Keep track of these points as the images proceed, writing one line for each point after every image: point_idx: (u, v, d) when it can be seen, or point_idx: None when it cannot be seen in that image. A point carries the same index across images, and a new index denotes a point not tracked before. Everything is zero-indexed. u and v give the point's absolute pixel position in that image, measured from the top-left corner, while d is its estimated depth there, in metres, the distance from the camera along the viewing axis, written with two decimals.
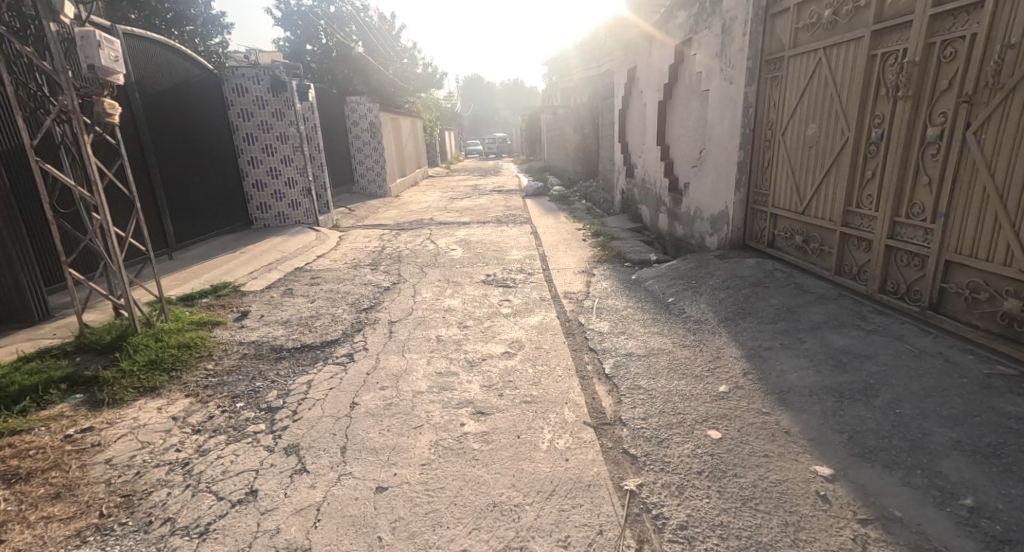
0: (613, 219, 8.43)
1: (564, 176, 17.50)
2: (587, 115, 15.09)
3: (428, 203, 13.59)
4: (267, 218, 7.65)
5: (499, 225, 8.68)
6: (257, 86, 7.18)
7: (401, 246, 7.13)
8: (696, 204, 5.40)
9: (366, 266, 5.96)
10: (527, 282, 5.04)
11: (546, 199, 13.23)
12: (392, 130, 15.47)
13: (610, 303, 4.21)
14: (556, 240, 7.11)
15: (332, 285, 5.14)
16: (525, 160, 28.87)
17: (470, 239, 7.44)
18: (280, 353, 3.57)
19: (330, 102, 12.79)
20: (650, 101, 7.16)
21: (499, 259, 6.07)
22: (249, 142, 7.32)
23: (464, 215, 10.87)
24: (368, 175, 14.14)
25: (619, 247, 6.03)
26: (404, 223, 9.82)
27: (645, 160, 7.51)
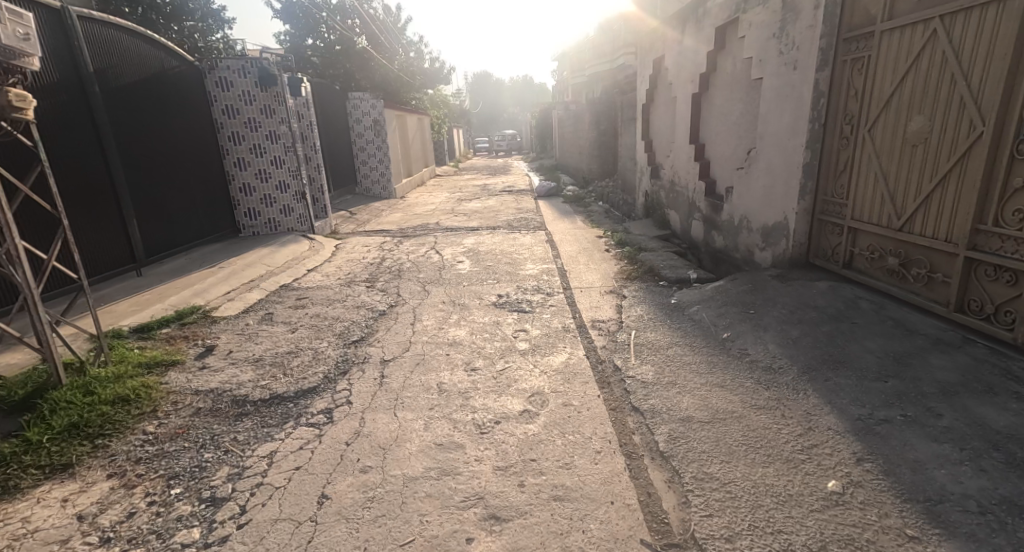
0: (636, 225, 7.68)
1: (578, 176, 16.70)
2: (603, 112, 14.29)
3: (435, 205, 12.90)
4: (257, 225, 6.97)
5: (511, 231, 7.95)
6: (243, 80, 6.50)
7: (404, 257, 6.45)
8: (742, 211, 4.67)
9: (363, 283, 5.29)
10: (546, 306, 4.33)
11: (560, 201, 12.48)
12: (397, 128, 14.76)
13: (649, 336, 3.47)
14: (575, 250, 6.37)
15: (320, 307, 4.45)
16: (536, 159, 28.05)
17: (480, 249, 6.73)
18: (242, 409, 2.83)
19: (331, 99, 12.08)
20: (679, 93, 6.41)
21: (511, 275, 5.36)
22: (236, 142, 6.64)
23: (472, 219, 10.16)
24: (372, 176, 13.45)
25: (648, 261, 5.28)
26: (409, 229, 9.12)
27: (673, 159, 6.77)
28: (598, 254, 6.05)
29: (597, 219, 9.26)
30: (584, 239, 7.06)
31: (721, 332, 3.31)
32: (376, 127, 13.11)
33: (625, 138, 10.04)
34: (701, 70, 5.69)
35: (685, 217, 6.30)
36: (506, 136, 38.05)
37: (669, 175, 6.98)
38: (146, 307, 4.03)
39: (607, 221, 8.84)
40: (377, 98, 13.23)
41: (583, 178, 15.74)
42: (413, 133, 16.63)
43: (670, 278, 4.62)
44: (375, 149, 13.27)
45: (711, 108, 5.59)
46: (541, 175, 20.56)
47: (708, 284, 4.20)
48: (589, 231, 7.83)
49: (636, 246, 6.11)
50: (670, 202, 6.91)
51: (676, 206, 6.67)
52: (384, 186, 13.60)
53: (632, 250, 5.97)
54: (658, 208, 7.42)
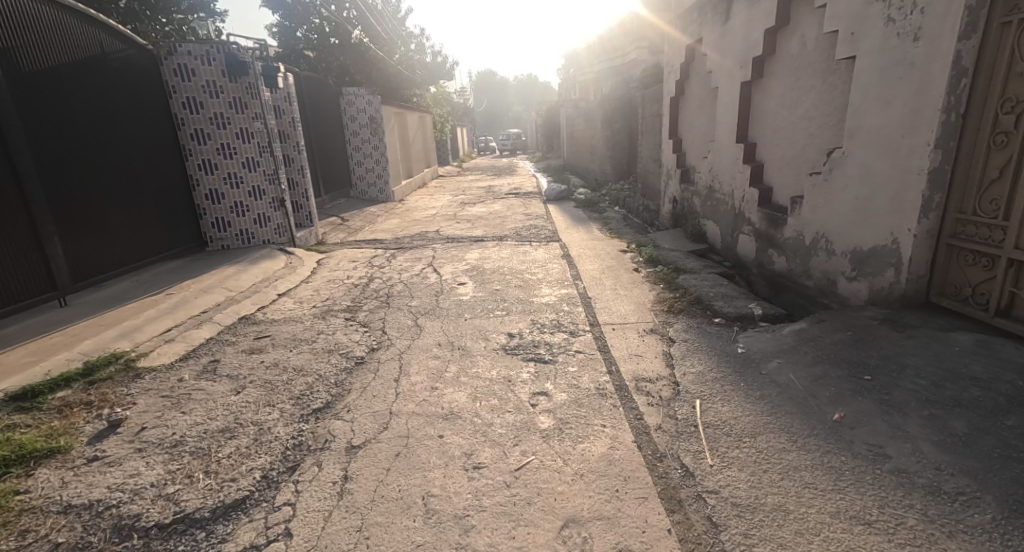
0: (663, 237, 6.71)
1: (589, 178, 15.72)
2: (617, 108, 13.30)
3: (436, 209, 11.96)
4: (227, 237, 6.02)
5: (521, 243, 7.00)
6: (208, 68, 5.54)
7: (396, 276, 5.52)
8: (816, 228, 3.74)
9: (344, 313, 4.37)
10: (571, 352, 3.39)
11: (571, 206, 11.51)
12: (396, 126, 13.82)
13: (726, 412, 2.50)
14: (597, 269, 5.40)
15: (285, 351, 3.51)
16: (543, 159, 27.10)
17: (486, 265, 5.78)
18: (121, 548, 1.88)
19: (323, 94, 11.13)
20: (721, 85, 5.46)
21: (525, 303, 4.41)
22: (200, 141, 5.66)
23: (475, 227, 9.21)
24: (368, 178, 12.51)
25: (693, 287, 4.31)
26: (405, 239, 8.19)
27: (711, 162, 5.83)
28: (627, 275, 5.09)
29: (615, 228, 8.29)
30: (605, 254, 6.10)
31: (828, 406, 2.34)
32: (372, 125, 12.16)
33: (645, 138, 9.08)
34: (751, 54, 4.74)
35: (731, 231, 5.33)
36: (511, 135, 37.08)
37: (705, 180, 6.02)
38: (46, 357, 3.06)
39: (627, 231, 7.87)
40: (374, 93, 12.28)
41: (594, 180, 14.78)
42: (413, 132, 15.67)
43: (728, 314, 3.66)
44: (371, 148, 12.31)
45: (769, 100, 4.66)
46: (548, 176, 19.59)
47: (787, 324, 3.21)
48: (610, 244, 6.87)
49: (672, 264, 5.15)
50: (709, 213, 5.93)
51: (718, 217, 5.68)
52: (381, 189, 12.66)
53: (667, 271, 5.00)
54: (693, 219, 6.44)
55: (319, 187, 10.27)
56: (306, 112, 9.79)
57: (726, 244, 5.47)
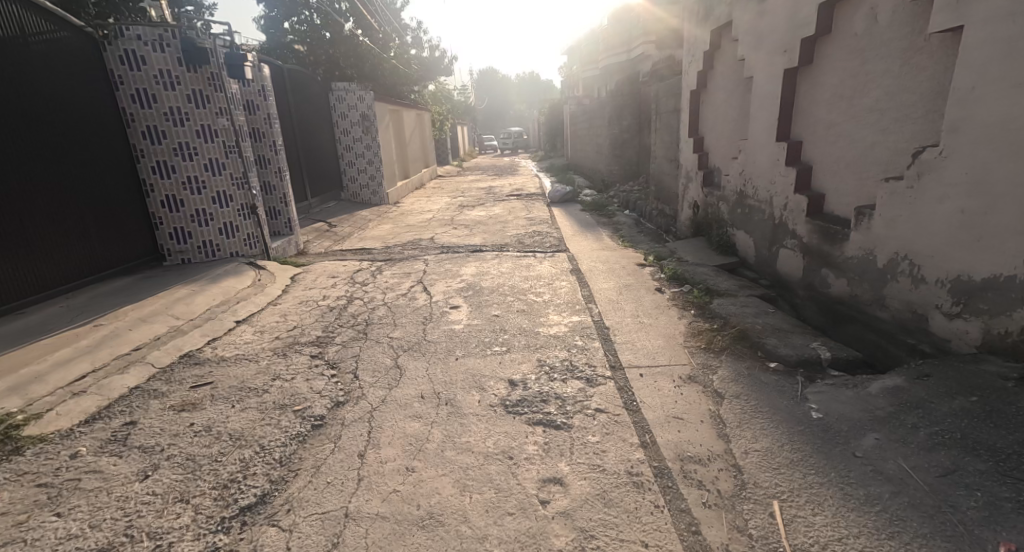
0: (684, 248, 5.95)
1: (596, 178, 14.97)
2: (626, 105, 12.53)
3: (433, 213, 11.23)
4: (188, 250, 5.27)
5: (524, 255, 6.26)
6: (162, 55, 4.80)
7: (380, 296, 4.78)
8: (894, 245, 2.99)
9: (312, 348, 3.63)
10: (591, 411, 2.64)
11: (577, 209, 10.75)
12: (391, 124, 13.08)
13: (824, 533, 1.78)
14: (613, 288, 4.65)
15: (226, 407, 2.77)
16: (545, 159, 26.35)
17: (484, 283, 5.04)
18: None
19: (311, 90, 10.40)
20: (755, 73, 4.71)
21: (530, 336, 3.66)
22: (154, 140, 4.91)
23: (474, 234, 8.47)
24: (362, 180, 11.78)
25: (734, 316, 3.55)
26: (396, 249, 7.45)
27: (742, 161, 5.09)
28: (650, 299, 4.33)
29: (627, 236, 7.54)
30: (621, 269, 5.35)
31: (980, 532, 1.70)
32: (365, 124, 11.42)
33: (659, 137, 8.32)
34: (797, 35, 3.99)
35: (770, 244, 4.57)
36: (513, 134, 36.31)
37: (735, 183, 5.27)
38: None
39: (642, 240, 7.12)
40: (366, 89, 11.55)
41: (601, 180, 14.02)
42: (409, 130, 14.92)
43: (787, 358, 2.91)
44: (364, 149, 11.58)
45: (820, 89, 3.90)
46: (552, 176, 18.83)
47: (875, 379, 2.45)
48: (625, 255, 6.11)
49: (702, 284, 4.39)
50: (741, 222, 5.18)
51: (753, 227, 4.92)
52: (375, 192, 11.94)
53: (698, 294, 4.24)
54: (720, 228, 5.67)
55: (306, 190, 9.53)
56: (291, 109, 9.06)
57: (763, 260, 4.71)
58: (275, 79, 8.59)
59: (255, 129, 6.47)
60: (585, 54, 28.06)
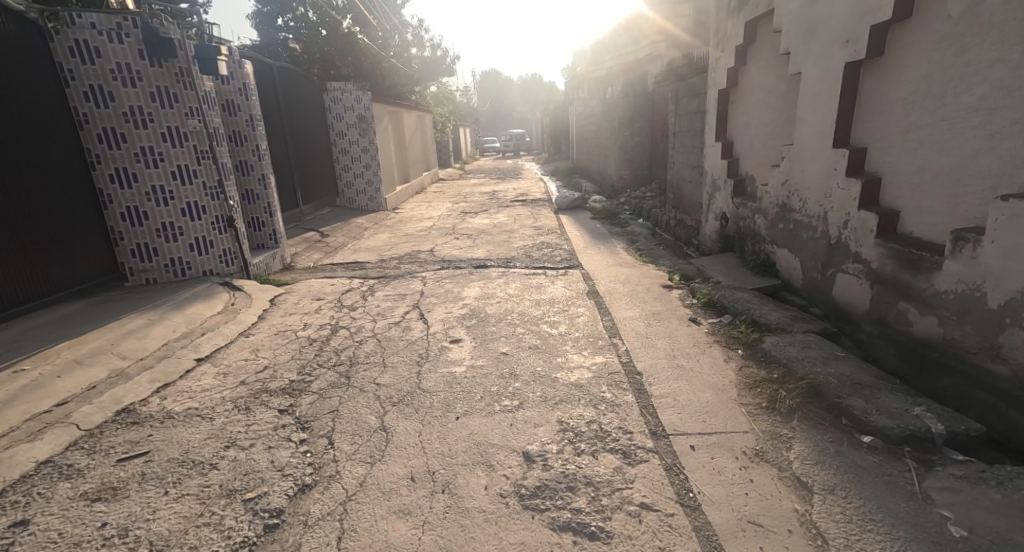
0: (715, 267, 5.32)
1: (604, 183, 14.33)
2: (637, 107, 11.91)
3: (433, 221, 10.61)
4: (153, 269, 4.64)
5: (533, 273, 5.63)
6: (120, 46, 4.17)
7: (370, 325, 4.16)
8: (1016, 281, 2.45)
9: (283, 398, 3.01)
10: (635, 509, 2.02)
11: (586, 218, 10.13)
12: (389, 126, 12.47)
13: None
14: (639, 320, 4.01)
15: (156, 494, 2.14)
16: (550, 161, 25.70)
17: (489, 309, 4.41)
18: None
19: (305, 89, 9.81)
20: (804, 69, 4.09)
21: (546, 384, 3.04)
22: (112, 144, 4.28)
23: (477, 245, 7.84)
24: (358, 185, 11.18)
25: (798, 362, 2.92)
26: (392, 263, 6.83)
27: (786, 169, 4.47)
28: (685, 333, 3.69)
29: (645, 250, 6.90)
30: (645, 293, 4.71)
31: None
32: (361, 126, 10.82)
33: (678, 141, 7.69)
34: (864, 22, 3.37)
35: (824, 267, 3.94)
36: (516, 136, 35.70)
37: (778, 194, 4.65)
38: None
39: (662, 255, 6.49)
40: (364, 89, 10.95)
41: (610, 186, 13.38)
42: (408, 132, 14.30)
43: (876, 426, 2.27)
44: (360, 152, 10.98)
45: (892, 85, 3.30)
46: (558, 180, 18.19)
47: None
48: (646, 274, 5.48)
49: (746, 314, 3.76)
50: (786, 239, 4.55)
51: (801, 246, 4.29)
52: (371, 197, 11.35)
53: (743, 328, 3.61)
54: (758, 246, 5.04)
55: (297, 196, 8.93)
56: (283, 110, 8.46)
57: (815, 285, 4.08)
58: (262, 78, 8.00)
59: (236, 132, 5.85)
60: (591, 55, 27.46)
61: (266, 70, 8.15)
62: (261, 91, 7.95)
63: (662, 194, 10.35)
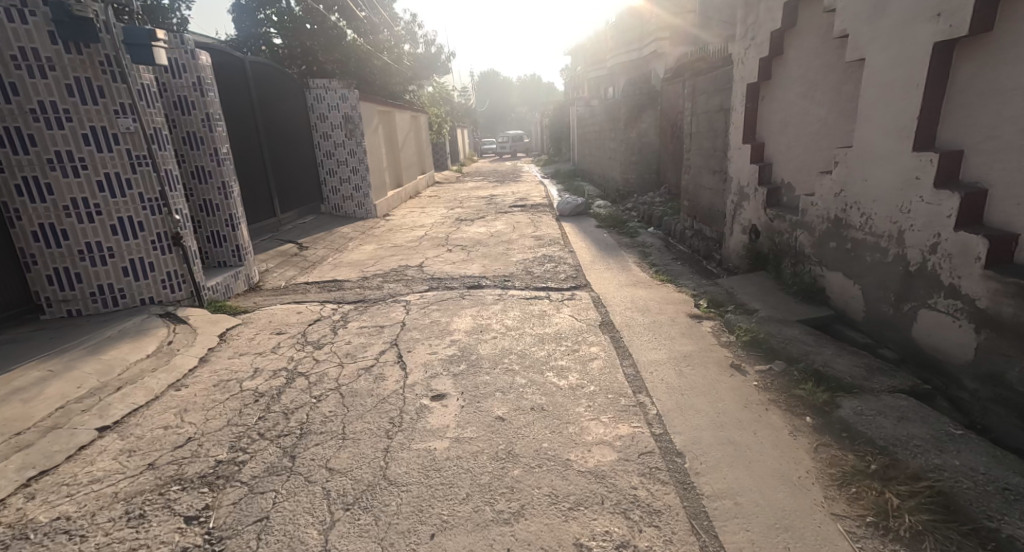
0: (747, 291, 4.56)
1: (608, 187, 13.58)
2: (644, 106, 11.15)
3: (425, 230, 9.86)
4: (76, 298, 3.90)
5: (535, 297, 4.87)
6: (24, 27, 3.42)
7: (336, 372, 3.40)
8: None
9: (199, 494, 2.24)
10: None
11: (591, 226, 9.38)
12: (379, 127, 11.72)
13: None
14: (666, 367, 3.24)
15: None
16: (549, 162, 24.93)
17: (482, 349, 3.64)
18: None
19: (285, 86, 9.05)
20: (867, 54, 3.36)
21: (556, 472, 2.28)
22: (17, 148, 3.54)
23: (472, 259, 7.07)
24: (345, 191, 10.42)
25: (898, 446, 2.16)
26: (376, 281, 6.06)
27: (838, 175, 3.73)
28: (730, 387, 2.92)
29: (660, 267, 6.14)
30: (669, 325, 3.94)
31: None
32: (348, 127, 10.07)
33: (695, 144, 6.92)
34: None
35: (897, 300, 3.17)
36: (515, 137, 34.95)
37: (826, 206, 3.91)
38: None
39: (681, 274, 5.71)
40: (352, 88, 10.19)
41: (615, 190, 12.61)
42: (400, 134, 13.54)
43: None
44: (347, 156, 10.22)
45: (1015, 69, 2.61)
46: (559, 183, 17.40)
47: None
48: (666, 298, 4.70)
49: (806, 362, 2.97)
50: (841, 261, 3.77)
51: (863, 270, 3.52)
52: (359, 204, 10.59)
53: (804, 382, 2.84)
54: (801, 266, 4.27)
55: (274, 203, 8.17)
56: (256, 109, 7.72)
57: (884, 320, 3.31)
58: (232, 73, 7.26)
59: (191, 134, 5.10)
60: (593, 54, 26.72)
61: (236, 64, 7.41)
62: (231, 87, 7.20)
63: (673, 200, 9.58)
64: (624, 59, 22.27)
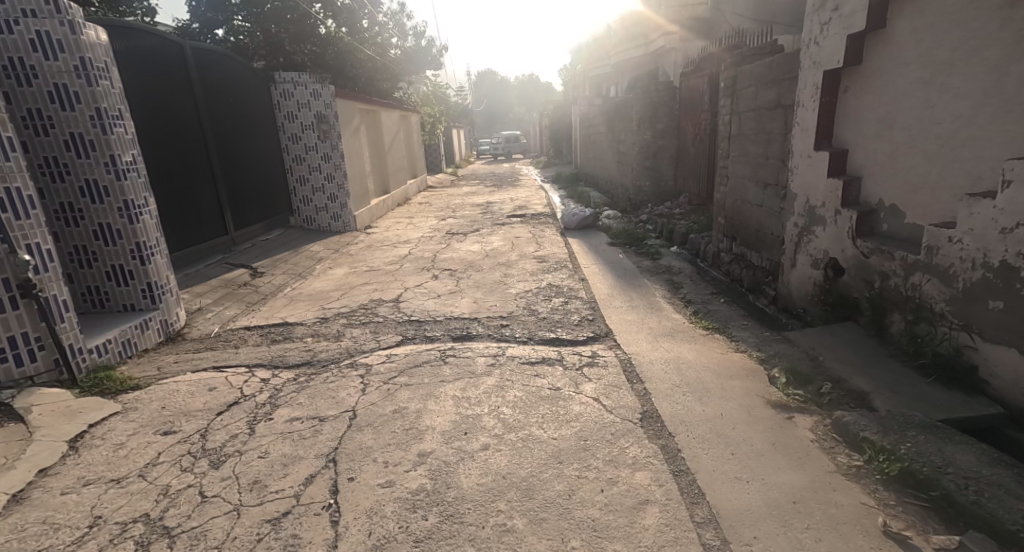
0: (839, 356, 3.29)
1: (616, 195, 12.35)
2: (658, 105, 9.91)
3: (410, 247, 8.58)
4: None
5: (542, 363, 3.59)
6: None
7: (227, 528, 2.10)
8: None
9: None
10: None
11: (602, 244, 8.13)
12: (358, 128, 10.45)
13: None
14: (765, 533, 1.97)
15: None
16: (549, 165, 23.76)
17: (466, 477, 2.36)
18: None
19: (246, 79, 7.78)
20: None
21: None
22: None
23: (461, 292, 5.79)
24: (317, 201, 9.11)
25: None
26: (337, 326, 4.78)
27: (1007, 200, 2.49)
28: None
29: (699, 309, 4.87)
30: (746, 423, 2.66)
31: None
32: (320, 128, 8.81)
33: (738, 149, 5.63)
34: None
35: None
36: (512, 138, 33.75)
37: (979, 244, 2.64)
38: None
39: (730, 320, 4.44)
40: (324, 83, 8.98)
41: (624, 199, 11.36)
42: (386, 136, 12.24)
43: None
44: (319, 161, 8.94)
45: None
46: (560, 189, 16.16)
47: None
48: (724, 367, 3.41)
49: None
50: (1012, 330, 2.53)
51: None
52: (334, 216, 9.30)
53: None
54: (927, 325, 2.97)
55: (226, 218, 6.83)
56: (202, 105, 6.42)
57: None
58: (170, 60, 5.99)
59: (77, 137, 3.79)
60: (597, 52, 25.61)
61: (177, 50, 6.11)
62: (168, 78, 5.92)
63: (696, 214, 8.33)
64: (629, 55, 20.98)
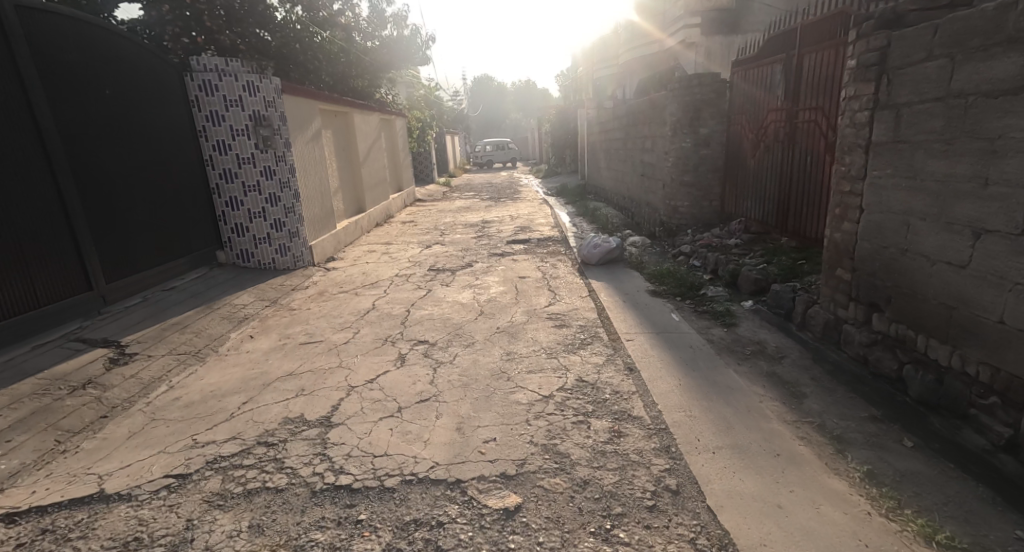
0: None
1: (640, 214, 10.10)
2: (702, 102, 7.63)
3: (379, 293, 6.31)
4: None
5: None
6: None
7: None
8: None
9: None
10: None
11: (644, 293, 5.87)
12: (317, 132, 8.15)
13: None
14: None
15: None
16: (551, 174, 21.61)
17: None
18: None
19: (145, 64, 5.57)
20: None
21: None
22: None
23: (436, 403, 3.50)
24: (256, 230, 6.80)
25: None
26: (187, 512, 2.51)
27: None
28: None
29: (881, 473, 2.60)
30: None
31: None
32: (258, 133, 6.56)
33: (900, 166, 3.35)
34: None
35: None
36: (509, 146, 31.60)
37: None
38: None
39: None
40: (265, 74, 6.72)
41: (654, 220, 9.10)
42: (358, 142, 9.95)
43: None
44: (258, 176, 6.67)
45: None
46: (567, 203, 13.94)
47: None
48: None
49: None
50: None
51: None
52: (280, 247, 6.98)
53: None
54: None
55: (88, 266, 4.60)
56: (35, 98, 4.22)
57: None
58: None
59: None
60: (600, 53, 23.54)
61: None
62: None
63: (767, 250, 6.09)
64: (638, 53, 18.74)
